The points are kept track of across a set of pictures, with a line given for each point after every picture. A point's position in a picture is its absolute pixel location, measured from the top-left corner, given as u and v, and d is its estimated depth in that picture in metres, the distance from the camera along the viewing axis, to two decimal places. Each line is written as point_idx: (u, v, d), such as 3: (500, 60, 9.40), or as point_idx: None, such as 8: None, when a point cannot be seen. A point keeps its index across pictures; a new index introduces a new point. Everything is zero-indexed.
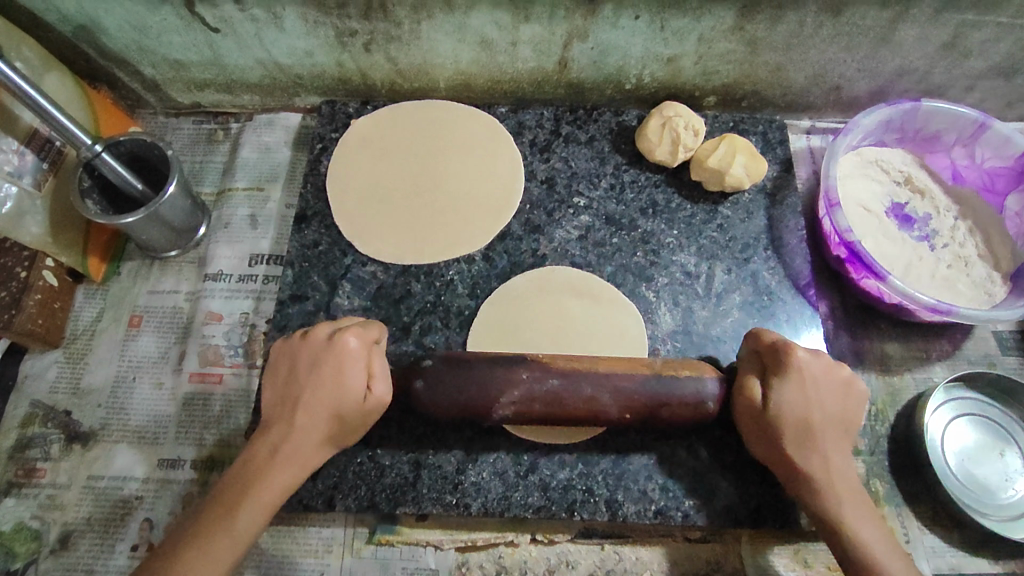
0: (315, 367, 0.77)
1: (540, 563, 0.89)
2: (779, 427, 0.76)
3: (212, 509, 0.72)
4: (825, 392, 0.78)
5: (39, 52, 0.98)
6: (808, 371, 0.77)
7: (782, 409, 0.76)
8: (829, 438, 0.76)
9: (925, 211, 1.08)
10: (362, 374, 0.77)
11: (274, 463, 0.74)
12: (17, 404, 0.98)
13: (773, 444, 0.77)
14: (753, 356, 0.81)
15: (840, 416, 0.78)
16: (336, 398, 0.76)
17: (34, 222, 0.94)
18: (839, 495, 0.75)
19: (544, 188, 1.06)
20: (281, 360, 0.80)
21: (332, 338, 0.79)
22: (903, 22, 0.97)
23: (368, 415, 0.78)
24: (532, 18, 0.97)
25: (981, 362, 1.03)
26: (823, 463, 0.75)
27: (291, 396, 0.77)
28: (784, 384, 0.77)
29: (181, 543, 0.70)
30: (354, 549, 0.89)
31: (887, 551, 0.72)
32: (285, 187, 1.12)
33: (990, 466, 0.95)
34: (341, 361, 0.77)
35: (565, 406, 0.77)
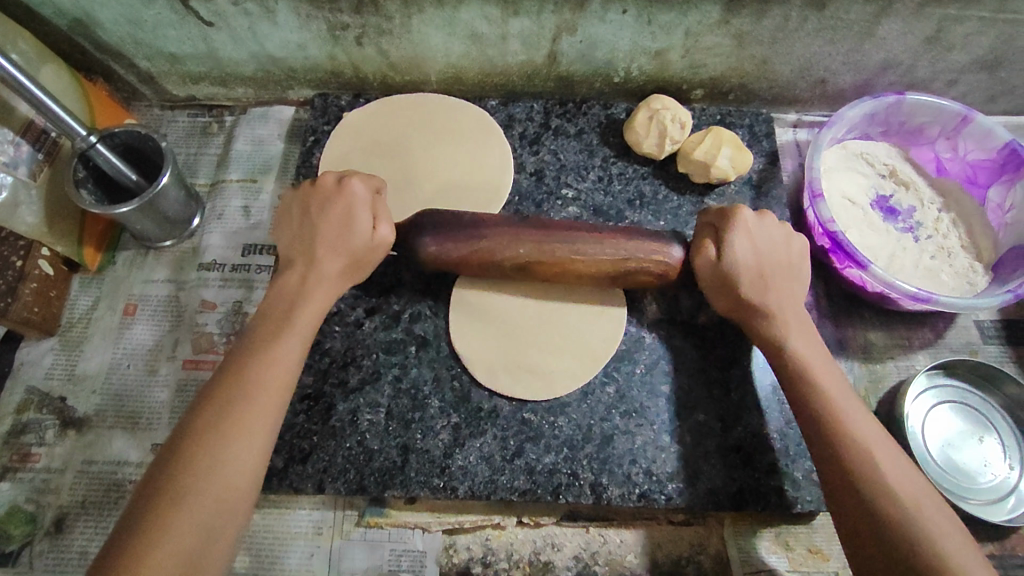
0: (325, 208, 0.83)
1: (526, 545, 0.90)
2: (734, 276, 0.82)
3: (254, 347, 0.76)
4: (773, 245, 0.84)
5: (35, 46, 1.00)
6: (751, 227, 0.84)
7: (734, 256, 0.82)
8: (777, 283, 0.83)
9: (908, 202, 1.09)
10: (368, 216, 0.84)
11: (303, 299, 0.80)
12: (12, 389, 0.99)
13: (729, 291, 0.82)
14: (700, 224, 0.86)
15: (787, 264, 0.84)
16: (345, 236, 0.83)
17: (29, 212, 0.96)
18: (791, 335, 0.81)
19: (533, 179, 1.08)
20: (293, 205, 0.86)
21: (340, 183, 0.85)
22: (886, 16, 0.98)
23: (373, 254, 0.84)
24: (521, 12, 0.99)
25: (963, 350, 1.05)
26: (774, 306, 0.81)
27: (306, 238, 0.83)
28: (736, 237, 0.82)
29: (227, 378, 0.73)
30: (343, 531, 0.91)
31: (836, 387, 0.77)
32: (278, 178, 1.14)
33: (969, 451, 0.96)
34: (350, 203, 0.83)
35: (544, 254, 0.84)
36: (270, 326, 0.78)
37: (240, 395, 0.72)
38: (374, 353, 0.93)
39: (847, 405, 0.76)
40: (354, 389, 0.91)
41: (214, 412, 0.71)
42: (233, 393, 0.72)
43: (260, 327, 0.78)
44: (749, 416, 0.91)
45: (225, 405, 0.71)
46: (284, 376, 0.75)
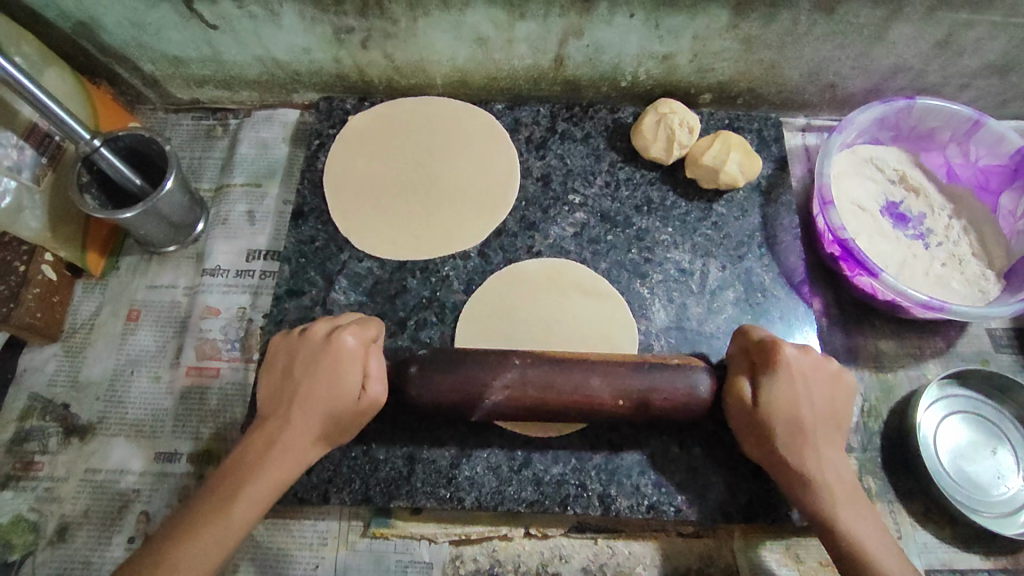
0: (312, 365, 0.78)
1: (533, 556, 0.89)
2: (772, 425, 0.77)
3: (211, 498, 0.73)
4: (815, 389, 0.78)
5: (38, 48, 0.99)
6: (798, 368, 0.78)
7: (775, 406, 0.77)
8: (822, 436, 0.78)
9: (919, 209, 1.08)
10: (357, 374, 0.78)
11: (271, 458, 0.75)
12: (15, 396, 0.99)
13: (768, 443, 0.77)
14: (742, 356, 0.81)
15: (830, 413, 0.79)
16: (329, 395, 0.77)
17: (32, 217, 0.95)
18: (837, 501, 0.76)
19: (540, 185, 1.07)
20: (280, 356, 0.81)
21: (330, 337, 0.79)
22: (897, 20, 0.97)
23: (359, 417, 0.78)
24: (528, 15, 0.98)
25: (974, 359, 1.04)
26: (819, 464, 0.76)
27: (288, 393, 0.78)
28: (777, 384, 0.77)
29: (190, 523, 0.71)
30: (349, 541, 0.90)
31: (891, 558, 0.73)
32: (282, 183, 1.13)
33: (982, 463, 0.95)
34: (336, 360, 0.78)
35: (553, 398, 0.77)
36: (230, 482, 0.74)
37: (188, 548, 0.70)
38: None
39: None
40: None
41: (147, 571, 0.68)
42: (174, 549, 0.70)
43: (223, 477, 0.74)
44: None
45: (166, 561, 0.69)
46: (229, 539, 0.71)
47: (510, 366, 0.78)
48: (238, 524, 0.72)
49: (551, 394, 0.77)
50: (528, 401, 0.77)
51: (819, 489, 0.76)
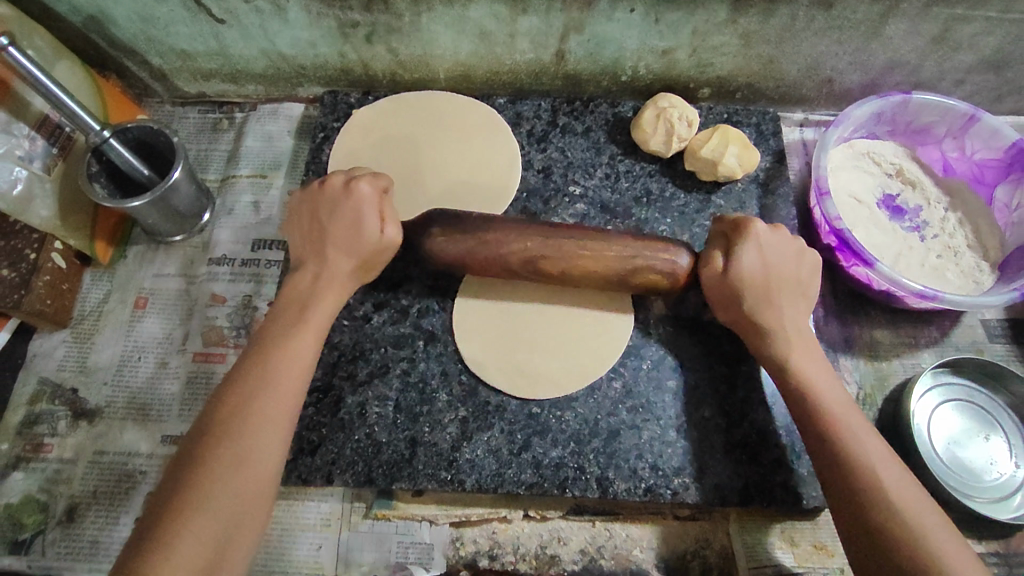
0: (335, 210, 0.83)
1: (532, 539, 0.91)
2: (740, 286, 0.82)
3: (270, 341, 0.77)
4: (782, 259, 0.83)
5: (50, 42, 1.01)
6: (765, 240, 0.83)
7: (744, 271, 0.81)
8: (786, 299, 0.83)
9: (915, 201, 1.09)
10: (376, 217, 0.83)
11: (315, 298, 0.81)
12: (25, 380, 1.01)
13: (735, 304, 0.82)
14: (717, 233, 0.86)
15: (796, 281, 0.83)
16: (354, 237, 0.82)
17: (43, 205, 0.97)
18: (795, 354, 0.81)
19: (541, 177, 1.09)
20: (302, 207, 0.85)
21: (348, 186, 0.83)
22: (893, 16, 0.99)
23: (383, 255, 0.84)
24: (530, 10, 1.00)
25: (969, 349, 1.05)
26: (780, 323, 0.81)
27: (316, 241, 0.83)
28: (747, 252, 0.82)
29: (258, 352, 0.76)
30: (351, 523, 0.91)
31: (843, 409, 0.77)
32: (287, 174, 1.15)
33: (975, 450, 0.97)
34: (357, 204, 0.82)
35: (540, 258, 0.83)
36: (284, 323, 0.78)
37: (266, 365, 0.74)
38: (382, 348, 0.94)
39: (851, 423, 0.75)
40: (362, 382, 0.92)
41: (230, 407, 0.71)
42: (250, 388, 0.72)
43: (274, 323, 0.79)
44: (755, 412, 0.91)
45: (245, 400, 0.71)
46: (302, 365, 0.76)
47: (503, 228, 0.84)
48: (305, 359, 0.77)
49: (540, 255, 0.83)
50: (514, 264, 0.84)
51: (779, 345, 0.81)
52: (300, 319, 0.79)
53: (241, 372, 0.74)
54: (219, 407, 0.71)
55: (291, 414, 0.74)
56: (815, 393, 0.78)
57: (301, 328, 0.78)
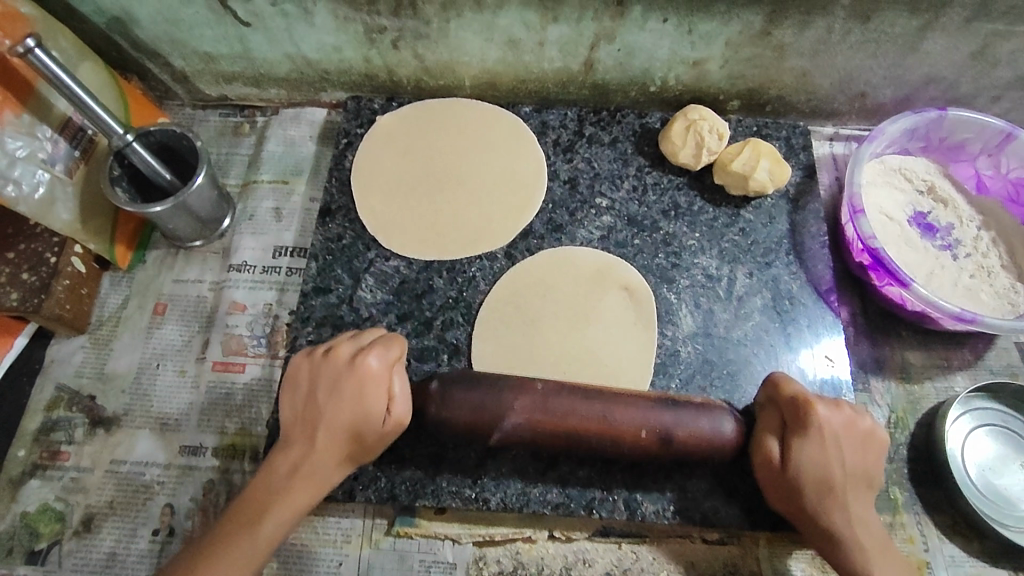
0: (336, 388, 0.78)
1: (557, 560, 0.89)
2: (800, 486, 0.76)
3: (237, 516, 0.74)
4: (845, 447, 0.76)
5: (73, 42, 0.99)
6: (828, 428, 0.76)
7: (803, 468, 0.75)
8: (854, 495, 0.76)
9: (947, 220, 1.07)
10: (382, 396, 0.78)
11: (282, 495, 0.75)
12: (42, 386, 0.99)
13: (794, 500, 0.76)
14: (772, 412, 0.80)
15: (863, 473, 0.77)
16: (356, 420, 0.77)
17: (64, 209, 0.96)
18: (870, 563, 0.73)
19: (567, 188, 1.07)
20: (302, 371, 0.80)
21: (355, 360, 0.79)
22: (932, 30, 0.97)
23: (382, 437, 0.79)
24: (561, 18, 0.98)
25: (1003, 372, 1.03)
26: (847, 522, 0.75)
27: (311, 416, 0.78)
28: (804, 445, 0.76)
29: (241, 509, 0.74)
30: (372, 540, 0.89)
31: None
32: (309, 181, 1.13)
33: (1010, 478, 0.94)
34: (362, 384, 0.77)
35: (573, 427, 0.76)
36: (239, 525, 0.73)
37: (243, 522, 0.73)
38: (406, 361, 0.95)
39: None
40: None
41: None
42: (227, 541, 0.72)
43: (229, 525, 0.73)
44: None
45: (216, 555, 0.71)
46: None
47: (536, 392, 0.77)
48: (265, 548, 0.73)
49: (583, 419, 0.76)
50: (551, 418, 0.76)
51: (847, 546, 0.74)
52: (257, 521, 0.73)
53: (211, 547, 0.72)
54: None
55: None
56: None
57: (251, 532, 0.73)
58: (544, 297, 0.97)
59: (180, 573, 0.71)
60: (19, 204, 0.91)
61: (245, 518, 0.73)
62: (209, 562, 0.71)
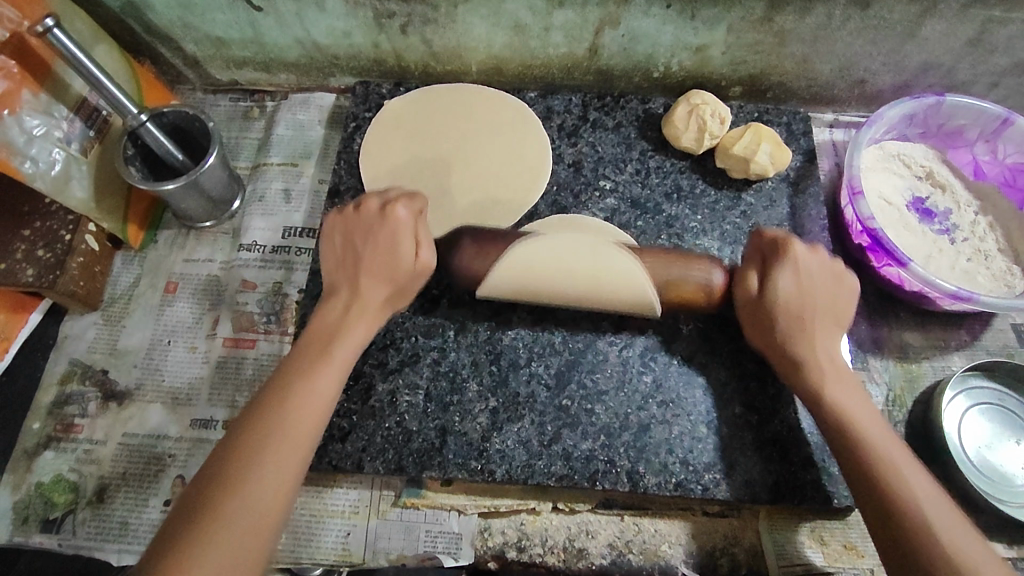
0: (370, 236, 0.83)
1: (560, 532, 0.91)
2: (772, 308, 0.83)
3: (305, 354, 0.78)
4: (818, 283, 0.84)
5: (89, 25, 1.01)
6: (804, 264, 0.84)
7: (779, 297, 0.83)
8: (821, 325, 0.83)
9: (945, 204, 1.09)
10: (411, 242, 0.83)
11: (341, 329, 0.80)
12: (56, 361, 1.01)
13: (766, 325, 0.83)
14: (755, 251, 0.87)
15: (833, 307, 0.84)
16: (390, 264, 0.83)
17: (79, 187, 0.97)
18: (828, 383, 0.80)
19: (572, 170, 1.09)
20: (336, 228, 0.86)
21: (384, 210, 0.84)
22: (931, 17, 0.99)
23: (415, 280, 0.84)
24: (567, 3, 1.00)
25: (999, 352, 1.04)
26: (811, 347, 0.81)
27: (351, 263, 0.83)
28: (781, 273, 0.83)
29: (311, 347, 0.78)
30: (379, 511, 0.91)
31: (886, 442, 0.74)
32: (318, 163, 1.15)
33: (1005, 454, 0.96)
34: (393, 231, 0.83)
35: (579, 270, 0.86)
36: (308, 359, 0.77)
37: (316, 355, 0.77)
38: None
39: (891, 450, 0.74)
40: (393, 370, 0.92)
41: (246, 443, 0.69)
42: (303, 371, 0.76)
43: (299, 359, 0.77)
44: (786, 409, 0.91)
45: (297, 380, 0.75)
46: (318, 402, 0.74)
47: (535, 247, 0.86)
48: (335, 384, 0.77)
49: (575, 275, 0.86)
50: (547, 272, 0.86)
51: (812, 373, 0.81)
52: (326, 355, 0.77)
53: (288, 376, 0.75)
54: (240, 442, 0.69)
55: (308, 447, 0.72)
56: (854, 419, 0.77)
57: (327, 362, 0.77)
58: None
59: (263, 407, 0.72)
60: (35, 180, 0.93)
61: (315, 352, 0.78)
62: (293, 380, 0.74)
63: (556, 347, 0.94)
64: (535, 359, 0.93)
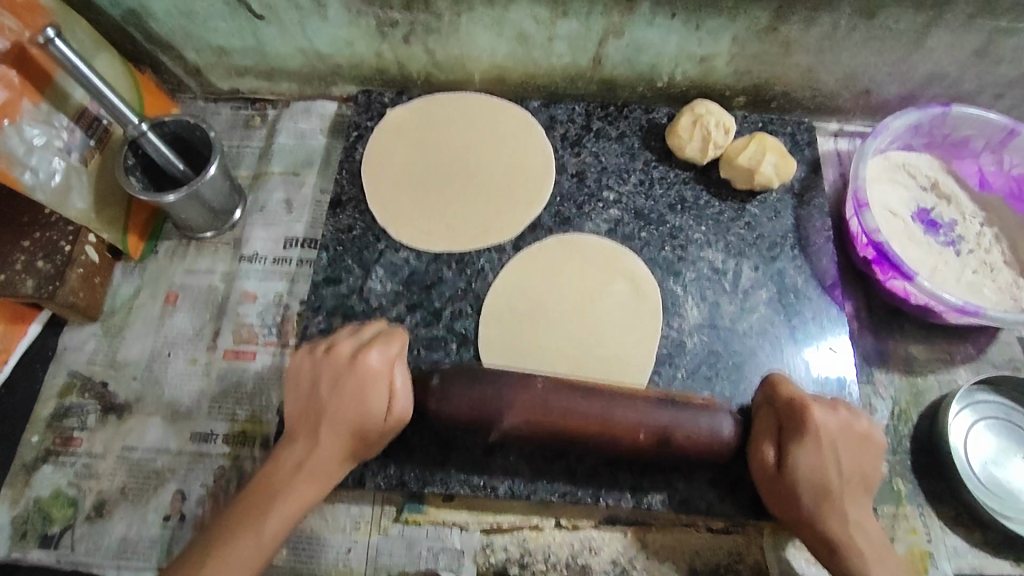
0: (338, 384, 0.77)
1: (563, 548, 0.90)
2: (796, 489, 0.76)
3: (237, 516, 0.74)
4: (842, 452, 0.76)
5: (90, 33, 1.00)
6: (825, 433, 0.76)
7: (800, 475, 0.75)
8: (850, 496, 0.76)
9: (950, 216, 1.08)
10: (383, 392, 0.78)
11: (283, 489, 0.75)
12: (55, 373, 1.00)
13: (791, 506, 0.76)
14: (770, 416, 0.80)
15: (859, 475, 0.77)
16: (359, 414, 0.77)
17: (79, 198, 0.97)
18: (869, 568, 0.73)
19: (575, 181, 1.08)
20: (304, 371, 0.80)
21: (356, 356, 0.78)
22: (937, 27, 0.98)
23: (384, 432, 0.79)
24: (571, 13, 0.99)
25: (1005, 366, 1.04)
26: (843, 524, 0.75)
27: (313, 411, 0.78)
28: (802, 450, 0.75)
29: (246, 506, 0.74)
30: (381, 527, 0.90)
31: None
32: (319, 173, 1.15)
33: (1012, 470, 0.95)
34: (362, 382, 0.77)
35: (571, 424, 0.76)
36: (244, 520, 0.73)
37: (248, 519, 0.73)
38: (415, 349, 0.97)
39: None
40: None
41: None
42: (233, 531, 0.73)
43: (236, 514, 0.74)
44: None
45: (219, 550, 0.72)
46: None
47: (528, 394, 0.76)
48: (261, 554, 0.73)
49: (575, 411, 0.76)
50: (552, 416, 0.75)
51: (850, 556, 0.74)
52: (265, 512, 0.74)
53: (217, 542, 0.72)
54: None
55: None
56: None
57: (264, 519, 0.74)
58: (551, 279, 0.99)
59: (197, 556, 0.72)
60: (36, 191, 0.92)
61: (251, 510, 0.74)
62: (220, 547, 0.72)
63: None
64: None
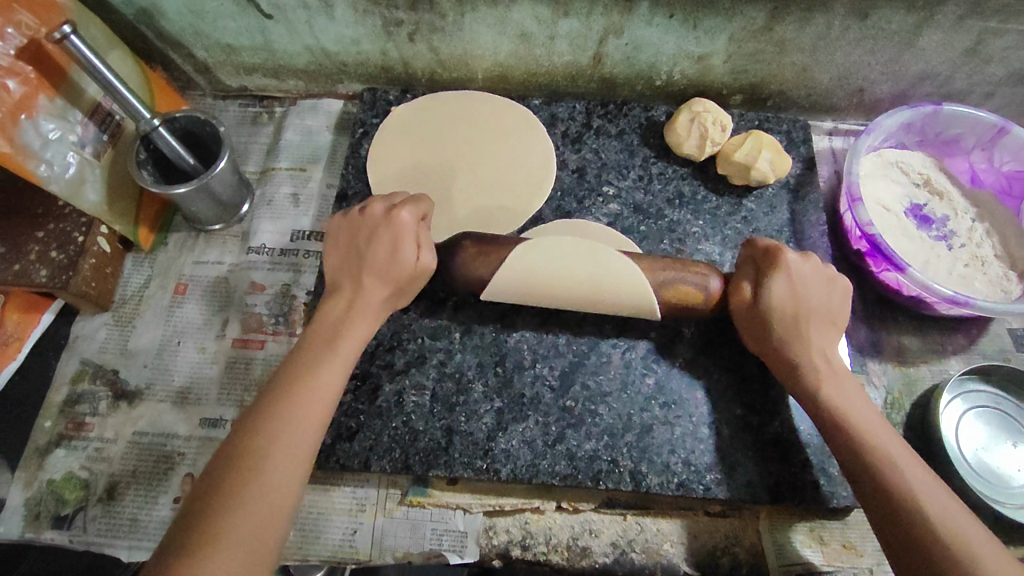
0: (374, 237, 0.85)
1: (564, 531, 0.92)
2: (769, 315, 0.84)
3: (309, 352, 0.79)
4: (811, 287, 0.85)
5: (104, 32, 1.03)
6: (795, 269, 0.85)
7: (773, 302, 0.83)
8: (817, 325, 0.84)
9: (943, 211, 1.11)
10: (413, 245, 0.85)
11: (345, 325, 0.81)
12: (68, 360, 1.03)
13: (764, 331, 0.84)
14: (748, 261, 0.88)
15: (826, 309, 0.85)
16: (393, 263, 0.84)
17: (92, 191, 0.99)
18: (825, 384, 0.80)
19: (575, 176, 1.11)
20: (342, 232, 0.87)
21: (388, 213, 0.86)
22: (927, 28, 1.01)
23: (415, 283, 0.86)
24: (572, 13, 1.02)
25: (996, 356, 1.06)
26: (808, 349, 0.82)
27: (354, 264, 0.85)
28: (775, 281, 0.84)
29: (311, 346, 0.79)
30: (386, 509, 0.93)
31: (884, 439, 0.75)
32: (326, 168, 1.18)
33: (1002, 456, 0.98)
34: (397, 233, 0.84)
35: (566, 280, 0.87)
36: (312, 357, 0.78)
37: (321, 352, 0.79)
38: (420, 338, 0.96)
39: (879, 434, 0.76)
40: (400, 371, 0.93)
41: (259, 428, 0.71)
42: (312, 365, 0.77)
43: (303, 354, 0.79)
44: (786, 411, 0.92)
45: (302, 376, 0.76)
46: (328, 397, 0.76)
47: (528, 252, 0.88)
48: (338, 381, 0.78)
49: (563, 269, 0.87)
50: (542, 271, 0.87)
51: (811, 375, 0.81)
52: (330, 350, 0.79)
53: (297, 371, 0.76)
54: (260, 421, 0.71)
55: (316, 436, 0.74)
56: (855, 422, 0.77)
57: (333, 356, 0.79)
58: None
59: (274, 392, 0.74)
60: (50, 183, 0.94)
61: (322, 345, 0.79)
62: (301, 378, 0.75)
63: (560, 349, 0.95)
64: (540, 360, 0.95)
